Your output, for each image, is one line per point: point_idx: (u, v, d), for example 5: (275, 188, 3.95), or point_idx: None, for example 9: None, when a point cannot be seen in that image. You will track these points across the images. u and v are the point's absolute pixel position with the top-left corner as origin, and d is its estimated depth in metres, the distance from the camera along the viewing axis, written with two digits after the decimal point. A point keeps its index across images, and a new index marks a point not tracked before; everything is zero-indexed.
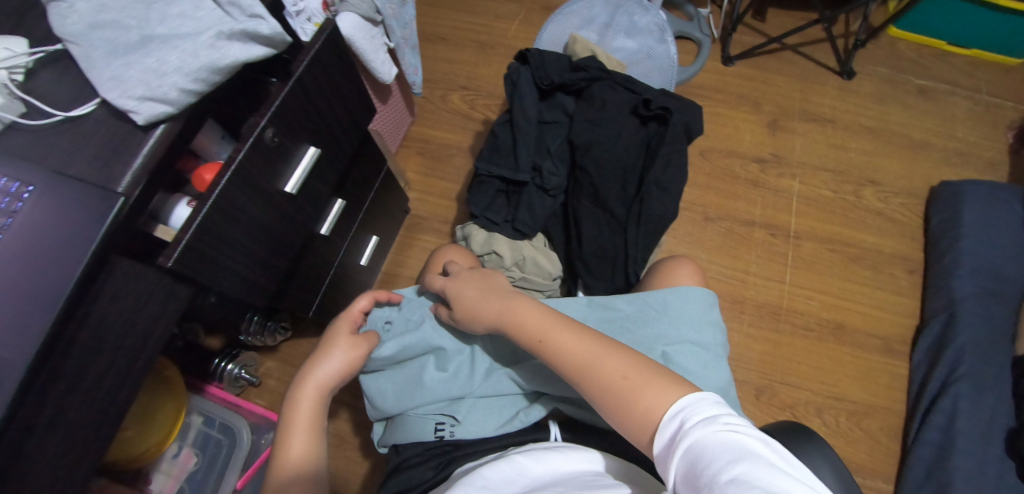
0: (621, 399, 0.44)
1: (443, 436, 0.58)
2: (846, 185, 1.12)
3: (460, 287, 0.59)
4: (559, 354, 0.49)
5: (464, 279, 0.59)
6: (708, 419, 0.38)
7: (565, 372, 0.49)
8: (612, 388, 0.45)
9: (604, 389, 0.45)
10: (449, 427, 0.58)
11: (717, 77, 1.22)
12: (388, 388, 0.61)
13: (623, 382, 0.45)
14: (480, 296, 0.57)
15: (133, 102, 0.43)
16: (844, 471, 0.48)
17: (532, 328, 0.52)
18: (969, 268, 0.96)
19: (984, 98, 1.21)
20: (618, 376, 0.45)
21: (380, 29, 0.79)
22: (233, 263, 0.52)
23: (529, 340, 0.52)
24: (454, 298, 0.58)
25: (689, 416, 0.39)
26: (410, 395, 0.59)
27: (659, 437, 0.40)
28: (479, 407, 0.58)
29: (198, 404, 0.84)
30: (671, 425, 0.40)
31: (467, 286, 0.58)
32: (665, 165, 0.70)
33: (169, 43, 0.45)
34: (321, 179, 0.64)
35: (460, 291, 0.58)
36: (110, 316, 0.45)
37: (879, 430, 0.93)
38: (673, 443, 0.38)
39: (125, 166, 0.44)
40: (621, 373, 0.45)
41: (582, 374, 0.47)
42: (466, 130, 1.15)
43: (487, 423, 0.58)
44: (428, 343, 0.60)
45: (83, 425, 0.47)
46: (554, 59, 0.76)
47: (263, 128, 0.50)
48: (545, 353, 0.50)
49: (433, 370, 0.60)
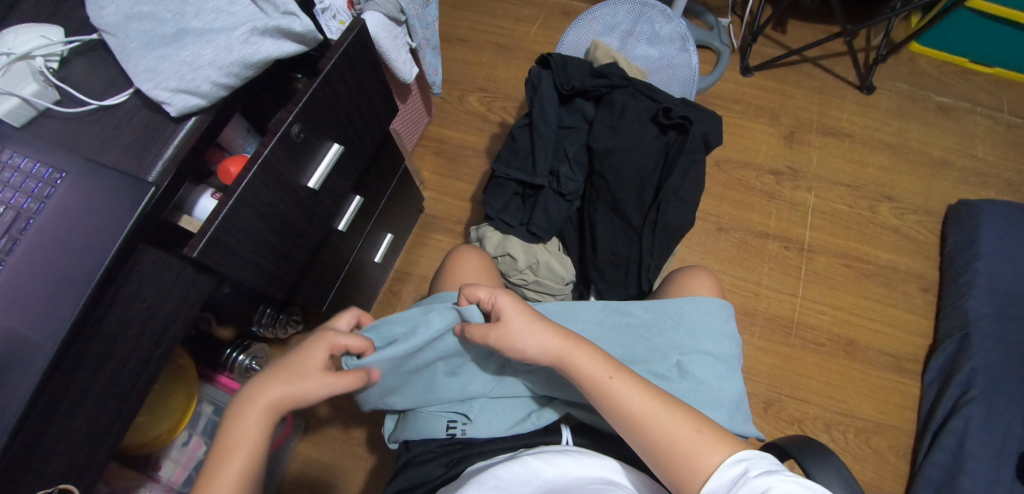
0: (696, 453, 0.46)
1: (454, 434, 0.58)
2: (863, 201, 1.12)
3: (517, 308, 0.53)
4: (623, 399, 0.49)
5: (519, 300, 0.53)
6: (769, 471, 0.42)
7: (628, 422, 0.49)
8: (686, 440, 0.46)
9: (674, 442, 0.47)
10: (461, 426, 0.58)
11: (734, 87, 1.22)
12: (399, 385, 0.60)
13: (697, 435, 0.47)
14: (538, 324, 0.52)
15: (167, 94, 0.44)
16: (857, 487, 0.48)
17: (596, 370, 0.51)
18: (985, 289, 0.95)
19: (1005, 118, 1.20)
20: (692, 430, 0.47)
21: (404, 29, 0.80)
22: (254, 257, 0.53)
23: (588, 380, 0.50)
24: (509, 320, 0.52)
25: (751, 465, 0.43)
26: (421, 395, 0.58)
27: (723, 479, 0.43)
28: (491, 407, 0.58)
29: (210, 392, 0.85)
30: (730, 468, 0.44)
31: (525, 310, 0.53)
32: (682, 174, 0.70)
33: (202, 37, 0.46)
34: (342, 176, 0.64)
35: (517, 314, 0.52)
36: (135, 303, 0.46)
37: (887, 448, 0.92)
38: (734, 485, 0.43)
39: (156, 157, 0.45)
40: (693, 427, 0.47)
41: (650, 424, 0.48)
42: (482, 131, 1.16)
43: (499, 423, 0.58)
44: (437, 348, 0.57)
45: (102, 410, 0.47)
46: (575, 65, 0.76)
47: (289, 124, 0.50)
48: (609, 396, 0.50)
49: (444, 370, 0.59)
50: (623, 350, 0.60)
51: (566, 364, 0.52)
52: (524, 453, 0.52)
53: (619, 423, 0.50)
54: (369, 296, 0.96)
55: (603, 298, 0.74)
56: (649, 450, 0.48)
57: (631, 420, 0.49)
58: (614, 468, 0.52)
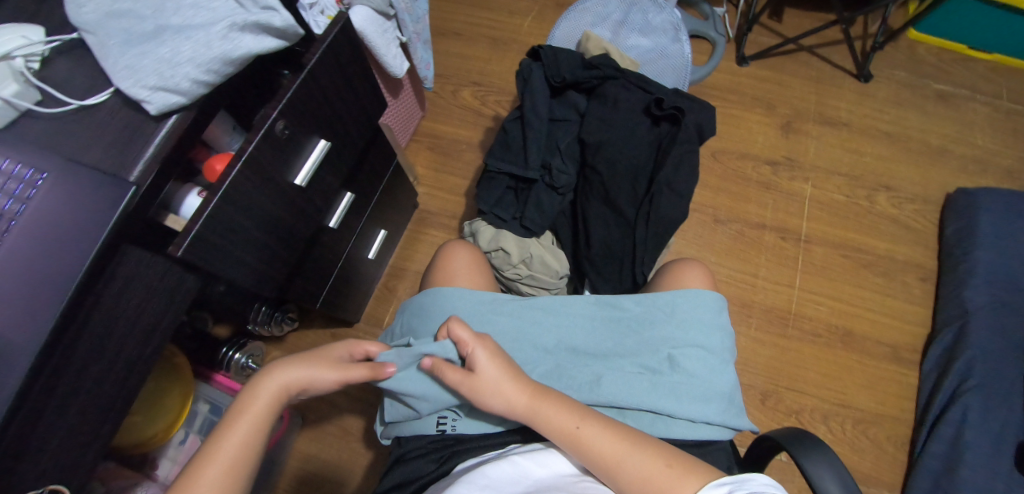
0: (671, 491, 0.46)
1: (444, 430, 0.58)
2: (860, 190, 1.11)
3: (492, 362, 0.51)
4: (596, 444, 0.49)
5: (494, 352, 0.52)
6: (753, 492, 0.43)
7: (602, 468, 0.49)
8: (659, 479, 0.47)
9: (646, 482, 0.47)
10: (451, 422, 0.58)
11: (731, 77, 1.21)
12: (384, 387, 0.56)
13: (668, 470, 0.47)
14: (507, 378, 0.51)
15: (146, 92, 0.43)
16: (850, 481, 0.47)
17: (563, 418, 0.50)
18: (983, 277, 0.95)
19: (1005, 105, 1.18)
20: (663, 465, 0.48)
21: (393, 23, 0.80)
22: (241, 255, 0.52)
23: (559, 429, 0.50)
24: (479, 377, 0.51)
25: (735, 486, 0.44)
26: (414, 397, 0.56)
27: None
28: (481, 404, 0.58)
29: (206, 392, 0.85)
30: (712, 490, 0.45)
31: (498, 363, 0.52)
32: (675, 165, 0.69)
33: (181, 33, 0.45)
34: (330, 173, 0.64)
35: (490, 369, 0.51)
36: (121, 303, 0.46)
37: (885, 439, 0.92)
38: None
39: (137, 156, 0.44)
40: (664, 462, 0.48)
41: (625, 467, 0.48)
42: (476, 126, 1.15)
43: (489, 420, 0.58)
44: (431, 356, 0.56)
45: (91, 411, 0.47)
46: (567, 57, 0.75)
47: (274, 120, 0.50)
48: (579, 443, 0.49)
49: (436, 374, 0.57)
50: (614, 345, 0.60)
51: (536, 416, 0.51)
52: (512, 452, 0.52)
53: (593, 469, 0.49)
54: (364, 292, 0.96)
55: (597, 292, 0.74)
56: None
57: (607, 466, 0.48)
58: None
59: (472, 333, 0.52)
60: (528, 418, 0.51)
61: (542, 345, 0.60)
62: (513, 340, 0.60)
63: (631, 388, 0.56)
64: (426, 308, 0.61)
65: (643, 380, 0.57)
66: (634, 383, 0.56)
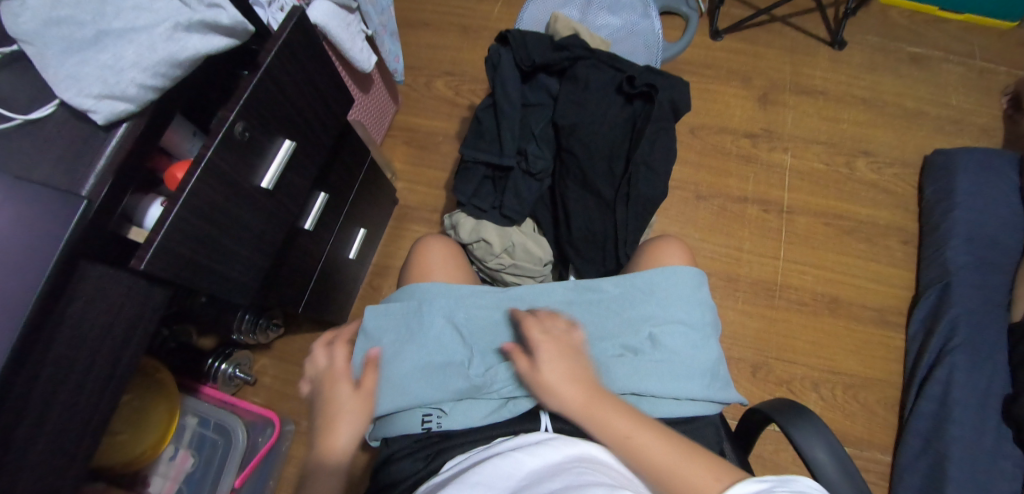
0: None
1: (430, 427, 0.57)
2: (839, 157, 1.11)
3: (560, 362, 0.52)
4: (650, 453, 0.47)
5: (566, 354, 0.53)
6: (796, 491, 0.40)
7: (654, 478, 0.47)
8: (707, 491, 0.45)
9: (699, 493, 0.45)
10: (436, 419, 0.57)
11: (705, 52, 1.20)
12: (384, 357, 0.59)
13: (717, 483, 0.45)
14: (573, 375, 0.52)
15: (91, 101, 0.41)
16: (838, 448, 0.47)
17: (615, 427, 0.49)
18: (963, 237, 0.95)
19: (977, 64, 1.19)
20: (713, 480, 0.46)
21: (356, 16, 0.78)
22: (212, 264, 0.51)
23: (613, 436, 0.49)
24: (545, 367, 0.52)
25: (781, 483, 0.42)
26: (403, 376, 0.57)
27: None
28: (468, 399, 0.57)
29: (193, 405, 0.83)
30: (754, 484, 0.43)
31: (564, 362, 0.52)
32: (652, 143, 0.69)
33: (125, 38, 0.43)
34: (299, 173, 0.62)
35: (555, 366, 0.52)
36: (86, 323, 0.44)
37: (876, 402, 0.93)
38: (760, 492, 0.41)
39: (89, 168, 0.43)
40: (713, 475, 0.46)
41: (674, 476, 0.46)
42: (452, 116, 1.13)
43: (474, 414, 0.57)
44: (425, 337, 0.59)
45: (64, 434, 0.46)
46: (535, 39, 0.73)
47: (232, 122, 0.48)
48: (631, 453, 0.48)
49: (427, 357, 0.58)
50: (597, 330, 0.59)
51: (591, 415, 0.50)
52: (504, 449, 0.51)
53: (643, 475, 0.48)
54: (348, 293, 0.95)
55: (582, 277, 0.73)
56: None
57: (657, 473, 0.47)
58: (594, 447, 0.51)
59: (555, 333, 0.55)
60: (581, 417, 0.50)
61: None
62: (498, 339, 0.59)
63: (616, 373, 0.56)
64: (408, 309, 0.61)
65: (627, 363, 0.56)
66: (618, 368, 0.56)
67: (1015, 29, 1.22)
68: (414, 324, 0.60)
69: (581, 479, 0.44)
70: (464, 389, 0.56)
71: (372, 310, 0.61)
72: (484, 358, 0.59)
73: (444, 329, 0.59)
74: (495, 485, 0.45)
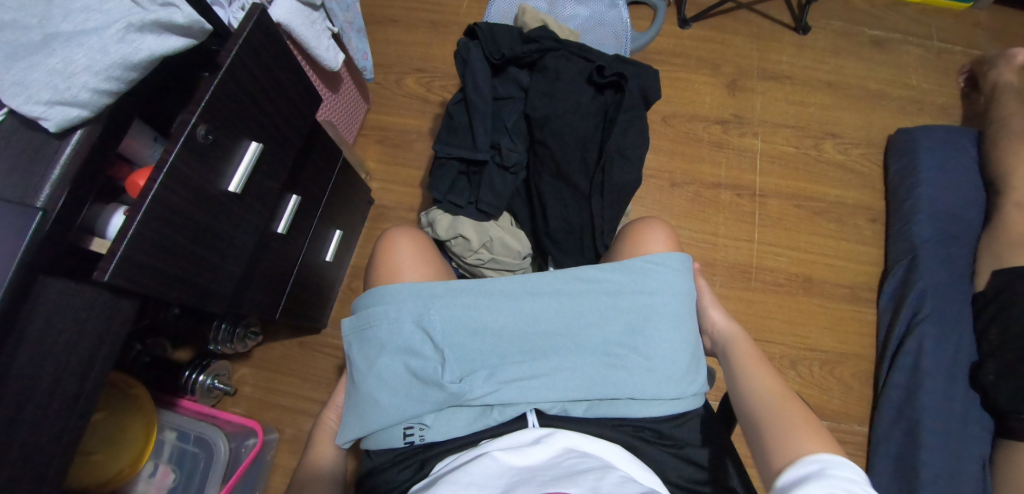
0: (792, 428, 0.48)
1: (413, 441, 0.56)
2: (807, 140, 1.14)
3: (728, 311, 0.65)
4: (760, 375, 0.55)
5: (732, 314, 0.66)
6: (845, 475, 0.41)
7: (757, 393, 0.53)
8: (791, 420, 0.49)
9: (782, 421, 0.49)
10: (418, 431, 0.56)
11: (674, 41, 1.21)
12: (366, 369, 0.57)
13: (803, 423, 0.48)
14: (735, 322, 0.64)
15: (42, 108, 0.39)
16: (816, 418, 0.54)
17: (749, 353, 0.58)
18: (927, 212, 0.98)
19: (934, 45, 1.22)
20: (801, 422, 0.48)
21: (321, 14, 0.76)
22: (182, 273, 0.49)
23: (745, 354, 0.58)
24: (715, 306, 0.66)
25: (825, 469, 0.42)
26: (382, 389, 0.56)
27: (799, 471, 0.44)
28: (449, 410, 0.57)
29: (171, 419, 0.81)
30: (807, 466, 0.44)
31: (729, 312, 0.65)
32: (624, 133, 0.70)
33: (74, 41, 0.41)
34: (268, 176, 0.61)
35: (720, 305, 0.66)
36: (49, 340, 0.43)
37: (851, 376, 0.96)
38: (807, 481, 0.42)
39: (43, 177, 0.41)
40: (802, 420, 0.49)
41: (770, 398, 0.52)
42: (425, 113, 1.12)
43: (457, 423, 0.56)
44: (401, 346, 0.57)
45: (32, 457, 0.44)
46: (503, 32, 0.73)
47: (194, 125, 0.46)
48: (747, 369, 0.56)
49: (409, 368, 0.56)
50: (582, 328, 0.59)
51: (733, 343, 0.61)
52: (492, 448, 0.51)
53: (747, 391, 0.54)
54: (327, 296, 0.93)
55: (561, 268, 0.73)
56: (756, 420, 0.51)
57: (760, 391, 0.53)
58: (582, 440, 0.52)
59: None
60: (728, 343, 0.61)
61: (507, 338, 0.58)
62: (477, 344, 0.57)
63: (600, 375, 0.57)
64: (376, 317, 0.58)
65: (609, 366, 0.57)
66: (600, 371, 0.57)
67: (967, 11, 1.26)
68: (388, 331, 0.57)
69: (574, 480, 0.45)
70: (446, 401, 0.55)
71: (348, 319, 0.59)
72: (466, 365, 0.57)
73: (420, 336, 0.57)
74: (488, 485, 0.46)
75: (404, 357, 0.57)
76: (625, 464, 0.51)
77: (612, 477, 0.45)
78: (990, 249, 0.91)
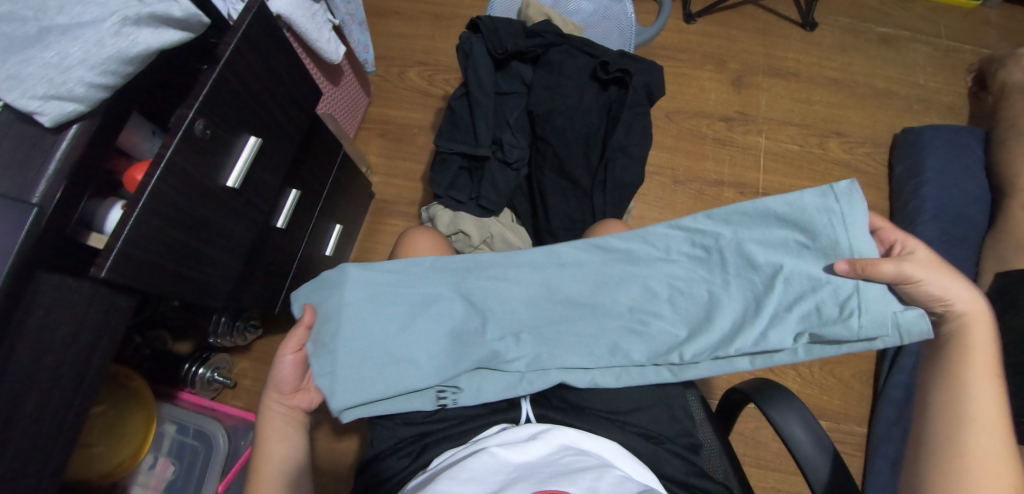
0: (976, 466, 0.42)
1: (444, 404, 0.57)
2: (813, 138, 1.13)
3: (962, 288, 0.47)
4: (975, 396, 0.44)
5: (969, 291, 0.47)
6: None
7: (945, 418, 0.45)
8: (981, 473, 0.42)
9: (968, 452, 0.43)
10: (451, 395, 0.57)
11: (679, 36, 1.20)
12: (396, 331, 0.56)
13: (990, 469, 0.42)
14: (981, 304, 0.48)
15: (36, 102, 0.39)
16: (817, 428, 0.48)
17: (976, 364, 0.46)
18: (932, 213, 0.98)
19: (943, 43, 1.21)
20: (989, 461, 0.42)
21: (322, 5, 0.75)
22: (181, 267, 0.49)
23: (971, 367, 0.46)
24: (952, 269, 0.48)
25: None
26: (417, 348, 0.56)
27: None
28: (481, 376, 0.58)
29: (171, 412, 0.81)
30: None
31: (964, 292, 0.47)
32: (627, 130, 0.69)
33: (69, 34, 0.40)
34: (268, 170, 0.60)
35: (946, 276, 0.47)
36: (46, 334, 0.42)
37: (851, 376, 0.96)
38: None
39: (38, 173, 0.40)
40: (994, 460, 0.42)
41: (976, 424, 0.44)
42: (427, 107, 1.11)
43: (488, 390, 0.57)
44: (434, 305, 0.58)
45: (29, 453, 0.44)
46: (506, 25, 0.72)
47: (192, 120, 0.46)
48: (965, 386, 0.45)
49: (445, 329, 0.57)
50: (619, 297, 0.58)
51: (962, 342, 0.47)
52: (489, 444, 0.51)
53: (940, 403, 0.46)
54: None
55: None
56: (931, 437, 0.45)
57: (956, 417, 0.44)
58: (580, 437, 0.52)
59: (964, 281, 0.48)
60: (955, 328, 0.47)
61: (537, 305, 0.59)
62: (492, 303, 0.59)
63: (630, 337, 0.57)
64: (410, 280, 0.59)
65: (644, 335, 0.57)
66: (640, 341, 0.57)
67: (977, 10, 1.25)
68: (420, 294, 0.58)
69: (572, 478, 0.45)
70: (483, 362, 0.57)
71: (353, 264, 0.58)
72: (497, 327, 0.58)
73: (456, 300, 0.59)
74: (486, 482, 0.45)
75: (439, 317, 0.58)
76: (620, 462, 0.51)
77: (609, 477, 0.45)
78: (995, 251, 0.91)
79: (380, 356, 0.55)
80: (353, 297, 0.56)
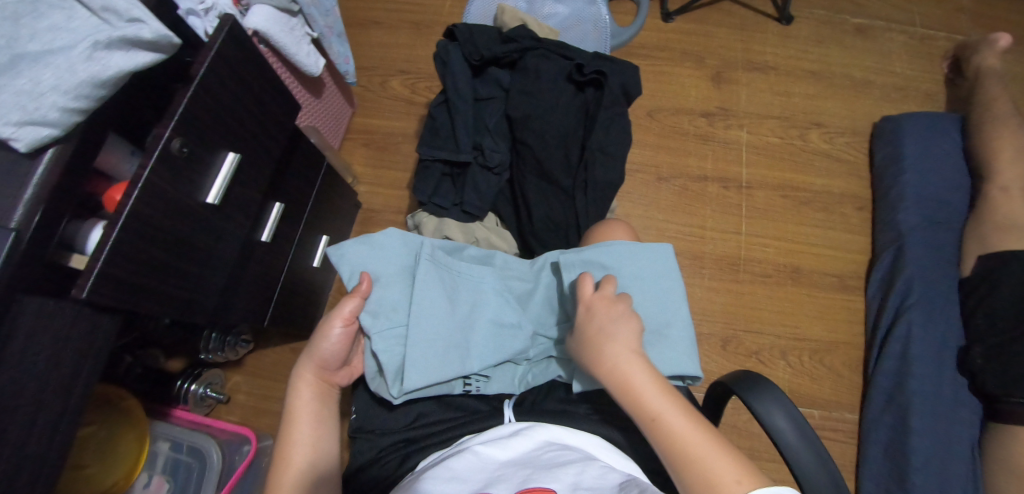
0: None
1: (470, 390, 0.59)
2: (793, 130, 1.14)
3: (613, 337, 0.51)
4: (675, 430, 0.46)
5: (620, 333, 0.51)
6: None
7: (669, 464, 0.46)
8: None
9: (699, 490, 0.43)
10: (478, 383, 0.59)
11: (657, 35, 1.21)
12: (445, 320, 0.57)
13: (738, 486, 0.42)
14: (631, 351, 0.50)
15: (11, 129, 0.39)
16: (807, 429, 0.47)
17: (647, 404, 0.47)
18: (913, 200, 0.99)
19: (918, 31, 1.23)
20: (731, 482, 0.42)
21: (299, 19, 0.76)
22: (162, 286, 0.49)
23: (642, 414, 0.47)
24: (605, 322, 0.52)
25: None
26: (463, 336, 0.58)
27: None
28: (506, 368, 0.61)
29: (164, 430, 0.81)
30: None
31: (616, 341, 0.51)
32: (606, 129, 0.70)
33: (40, 61, 0.41)
34: (248, 185, 0.60)
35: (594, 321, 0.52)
36: (29, 358, 0.42)
37: (840, 364, 0.97)
38: None
39: (15, 200, 0.40)
40: (734, 477, 0.43)
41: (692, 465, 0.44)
42: (410, 115, 1.12)
43: (509, 382, 0.60)
44: (478, 298, 0.61)
45: (15, 478, 0.44)
46: (482, 32, 0.73)
47: (168, 139, 0.46)
48: (661, 432, 0.46)
49: (489, 319, 0.59)
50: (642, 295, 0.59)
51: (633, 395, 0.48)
52: (473, 443, 0.52)
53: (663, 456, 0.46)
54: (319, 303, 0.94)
55: None
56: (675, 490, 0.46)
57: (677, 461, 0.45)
58: (563, 433, 0.52)
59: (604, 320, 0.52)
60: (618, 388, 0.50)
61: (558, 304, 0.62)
62: (523, 299, 0.63)
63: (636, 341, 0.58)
64: (461, 273, 0.61)
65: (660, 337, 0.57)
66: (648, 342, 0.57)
67: None
68: (467, 287, 0.61)
69: (555, 473, 0.45)
70: (516, 353, 0.59)
71: (425, 242, 0.61)
72: (529, 321, 0.62)
73: (496, 294, 0.61)
74: (470, 480, 0.46)
75: (482, 309, 0.60)
76: (604, 455, 0.51)
77: (593, 470, 0.46)
78: (976, 234, 0.92)
79: (426, 344, 0.55)
80: (420, 281, 0.57)
